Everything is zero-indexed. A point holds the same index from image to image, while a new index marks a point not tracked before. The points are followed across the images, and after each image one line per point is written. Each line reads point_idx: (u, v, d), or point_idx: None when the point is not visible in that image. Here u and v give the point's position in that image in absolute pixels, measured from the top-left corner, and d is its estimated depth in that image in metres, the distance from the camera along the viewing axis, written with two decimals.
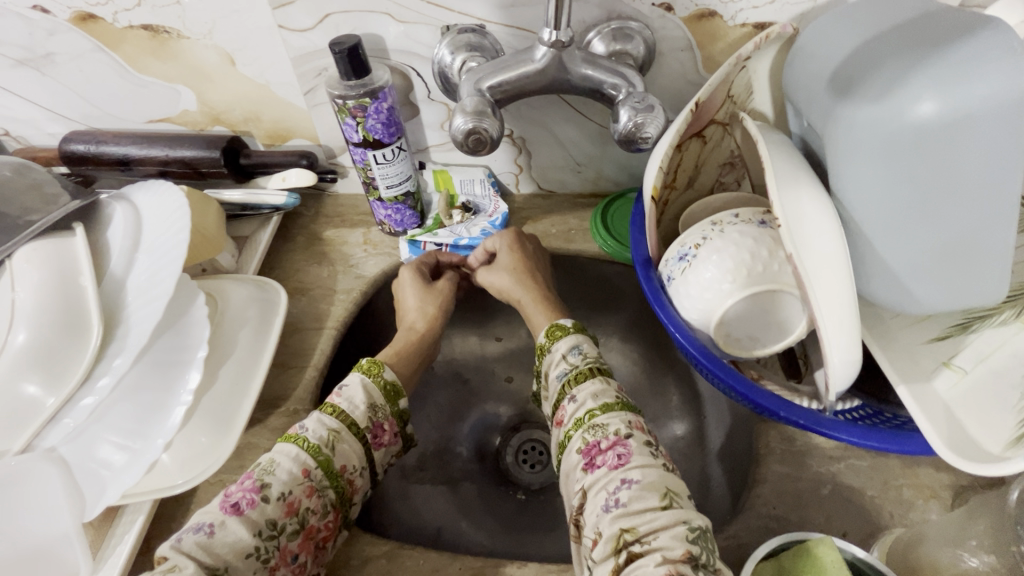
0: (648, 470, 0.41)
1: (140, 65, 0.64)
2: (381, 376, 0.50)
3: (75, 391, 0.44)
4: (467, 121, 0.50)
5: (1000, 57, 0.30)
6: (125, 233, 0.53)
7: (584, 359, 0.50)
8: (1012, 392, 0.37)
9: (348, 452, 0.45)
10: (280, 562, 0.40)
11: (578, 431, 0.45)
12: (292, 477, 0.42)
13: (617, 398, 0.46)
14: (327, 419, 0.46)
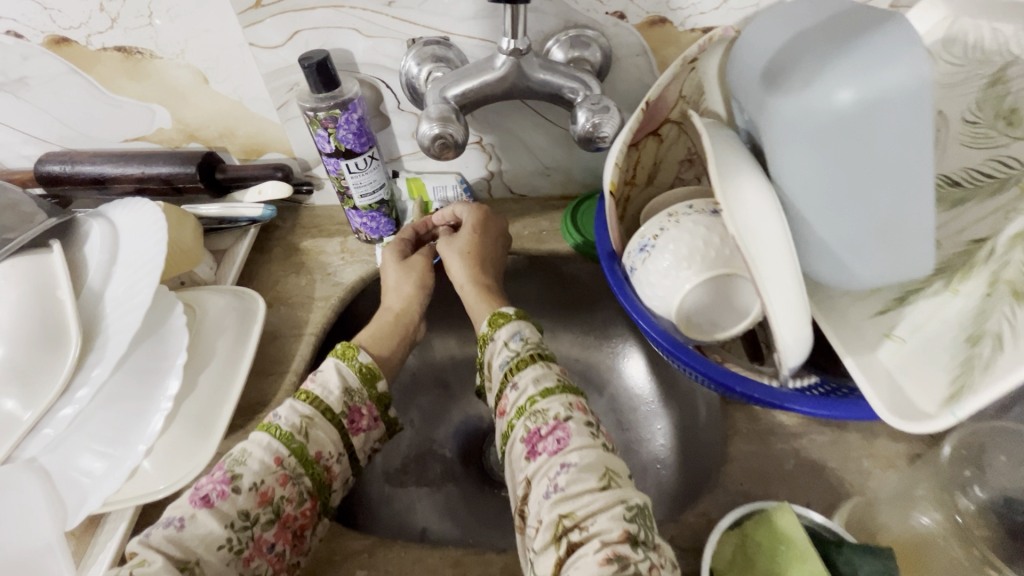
0: (586, 451, 0.41)
1: (114, 85, 0.65)
2: (357, 360, 0.51)
3: (53, 402, 0.44)
4: (433, 127, 0.52)
5: (903, 52, 0.34)
6: (102, 249, 0.55)
7: (523, 346, 0.50)
8: (944, 353, 0.39)
9: (322, 439, 0.46)
10: (256, 552, 0.40)
11: (521, 419, 0.45)
12: (264, 466, 0.42)
13: (557, 381, 0.47)
14: (300, 406, 0.46)
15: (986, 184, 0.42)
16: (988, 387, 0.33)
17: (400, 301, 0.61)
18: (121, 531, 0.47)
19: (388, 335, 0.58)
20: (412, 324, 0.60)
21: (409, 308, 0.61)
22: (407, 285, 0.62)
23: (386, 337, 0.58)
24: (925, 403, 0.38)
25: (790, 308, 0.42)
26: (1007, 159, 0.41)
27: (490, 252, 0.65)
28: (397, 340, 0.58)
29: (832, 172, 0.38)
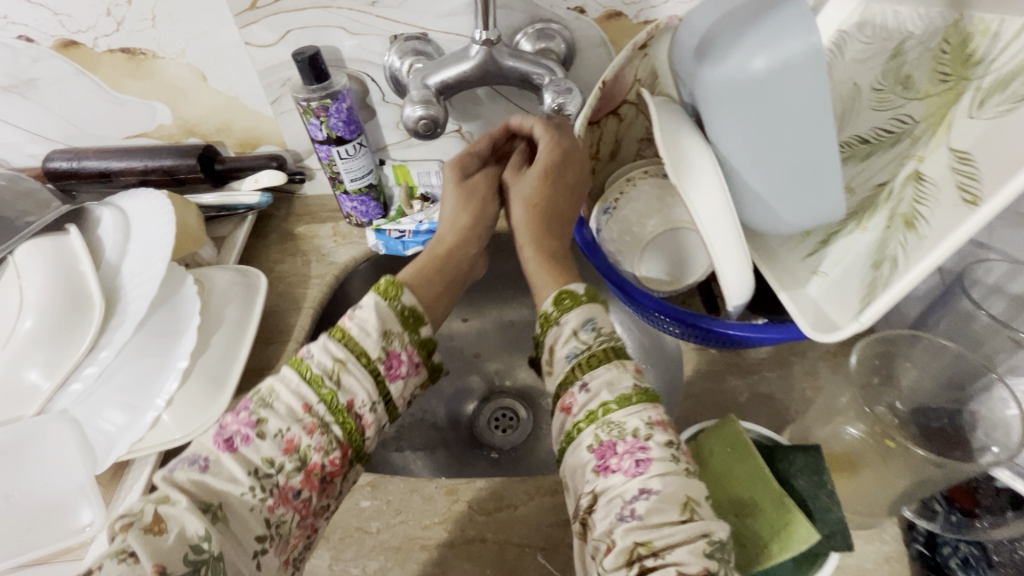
0: (669, 479, 0.37)
1: (118, 85, 0.71)
2: (400, 300, 0.48)
3: (81, 358, 0.49)
4: (417, 110, 0.58)
5: (803, 21, 0.41)
6: (116, 229, 0.59)
7: (597, 338, 0.44)
8: (855, 280, 0.46)
9: (354, 387, 0.44)
10: (280, 500, 0.40)
11: (591, 426, 0.40)
12: (290, 413, 0.42)
13: (635, 389, 0.41)
14: (333, 347, 0.45)
15: (887, 139, 0.49)
16: (884, 298, 0.40)
17: (454, 232, 0.60)
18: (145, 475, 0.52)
19: (434, 277, 0.56)
20: (464, 260, 0.59)
21: (464, 239, 0.60)
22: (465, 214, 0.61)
23: (434, 277, 0.56)
24: (842, 321, 0.45)
25: (732, 249, 0.49)
26: (902, 116, 0.48)
27: (564, 175, 0.58)
28: (444, 280, 0.56)
29: (757, 127, 0.45)
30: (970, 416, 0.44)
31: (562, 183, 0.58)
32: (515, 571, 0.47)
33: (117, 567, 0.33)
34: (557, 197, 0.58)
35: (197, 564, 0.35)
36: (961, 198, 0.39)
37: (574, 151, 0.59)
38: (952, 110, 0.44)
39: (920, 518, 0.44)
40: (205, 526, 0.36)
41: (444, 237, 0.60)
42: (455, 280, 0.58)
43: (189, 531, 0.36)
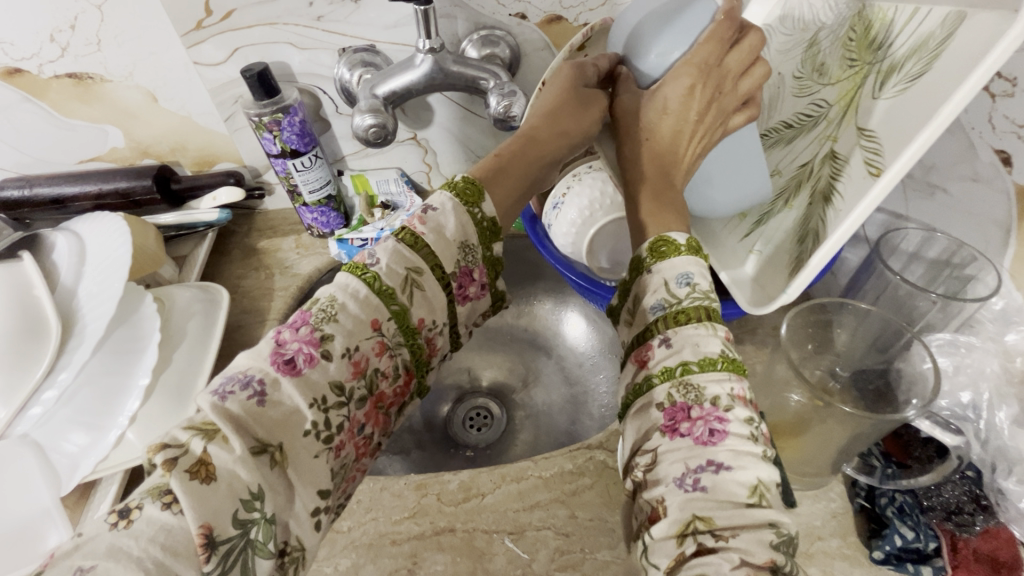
0: (744, 459, 0.34)
1: (67, 109, 0.71)
2: (479, 209, 0.48)
3: (39, 382, 0.48)
4: (366, 118, 0.60)
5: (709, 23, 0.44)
6: (71, 252, 0.59)
7: (691, 291, 0.41)
8: (784, 256, 0.50)
9: (424, 308, 0.45)
10: (347, 436, 0.39)
11: (666, 383, 0.38)
12: (358, 330, 0.41)
13: (721, 354, 0.38)
14: (407, 255, 0.44)
15: (807, 123, 0.52)
16: (805, 272, 0.44)
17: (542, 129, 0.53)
18: (113, 491, 0.54)
19: (507, 176, 0.52)
20: (542, 167, 0.55)
21: (549, 142, 0.54)
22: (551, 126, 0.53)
23: (510, 179, 0.52)
24: (773, 296, 0.49)
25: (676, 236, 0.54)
26: (819, 101, 0.51)
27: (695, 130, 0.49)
28: (518, 182, 0.53)
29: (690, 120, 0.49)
30: (897, 373, 0.48)
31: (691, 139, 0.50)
32: (484, 555, 0.48)
33: (160, 514, 0.30)
34: (683, 149, 0.50)
35: (247, 524, 0.32)
36: (868, 171, 0.43)
37: (722, 96, 0.48)
38: (858, 93, 0.47)
39: (859, 473, 0.48)
40: (259, 481, 0.33)
41: (529, 137, 0.54)
42: (526, 185, 0.54)
43: (240, 484, 0.32)
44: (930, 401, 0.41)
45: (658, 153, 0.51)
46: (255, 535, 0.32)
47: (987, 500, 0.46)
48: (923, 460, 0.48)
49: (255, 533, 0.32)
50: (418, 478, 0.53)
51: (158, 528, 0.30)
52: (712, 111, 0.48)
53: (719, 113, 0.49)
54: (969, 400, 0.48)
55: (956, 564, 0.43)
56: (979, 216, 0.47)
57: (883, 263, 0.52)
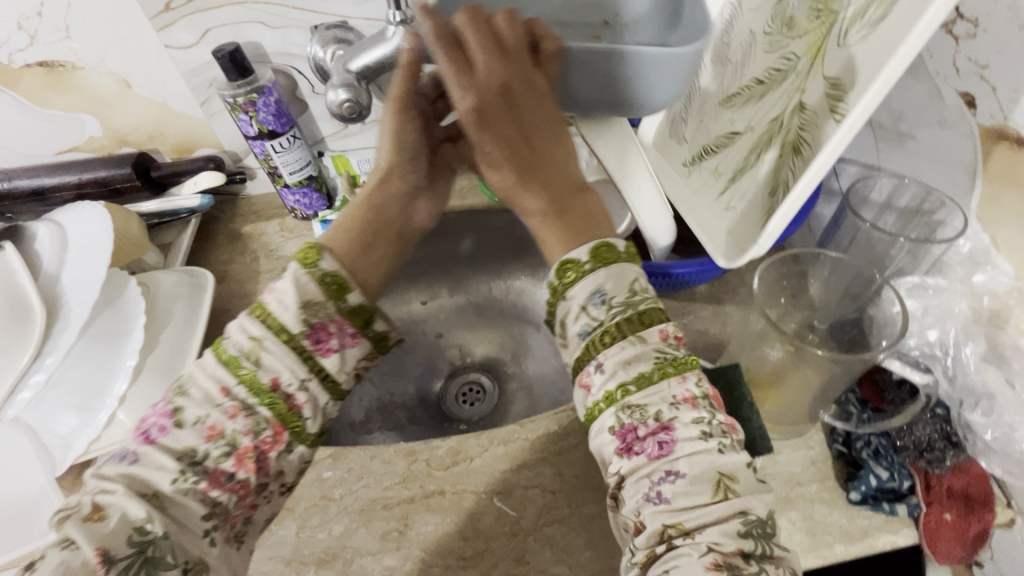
0: (697, 460, 0.36)
1: (41, 99, 0.70)
2: (319, 266, 0.45)
3: (26, 367, 0.49)
4: (339, 94, 0.60)
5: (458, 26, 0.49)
6: (52, 240, 0.59)
7: (608, 312, 0.40)
8: (757, 209, 0.50)
9: (276, 365, 0.43)
10: (213, 483, 0.40)
11: (611, 408, 0.38)
12: (207, 399, 0.42)
13: (655, 364, 0.38)
14: (252, 327, 0.44)
15: (778, 76, 0.52)
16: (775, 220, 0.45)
17: (387, 159, 0.52)
18: None
19: (359, 224, 0.51)
20: (398, 211, 0.54)
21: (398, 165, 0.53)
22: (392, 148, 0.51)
23: (358, 235, 0.51)
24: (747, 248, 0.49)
25: (652, 195, 0.54)
26: (789, 54, 0.51)
27: (524, 123, 0.46)
28: (375, 228, 0.52)
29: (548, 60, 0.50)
30: (870, 320, 0.49)
31: (530, 129, 0.46)
32: (473, 514, 0.49)
33: (59, 555, 0.34)
34: (529, 148, 0.46)
35: (143, 544, 0.36)
36: (833, 117, 0.43)
37: (525, 93, 0.45)
38: (825, 41, 0.47)
39: (836, 420, 0.49)
40: (145, 508, 0.37)
41: (387, 172, 0.53)
42: (390, 226, 0.53)
43: (130, 514, 0.36)
44: (898, 340, 0.42)
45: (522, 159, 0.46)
46: (154, 553, 0.36)
47: (958, 436, 0.48)
48: (897, 402, 0.49)
49: (152, 551, 0.36)
50: (407, 445, 0.54)
51: (58, 564, 0.34)
52: (524, 98, 0.45)
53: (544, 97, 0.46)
54: (936, 339, 0.50)
55: (930, 502, 0.45)
56: (946, 160, 0.47)
57: (854, 212, 0.53)
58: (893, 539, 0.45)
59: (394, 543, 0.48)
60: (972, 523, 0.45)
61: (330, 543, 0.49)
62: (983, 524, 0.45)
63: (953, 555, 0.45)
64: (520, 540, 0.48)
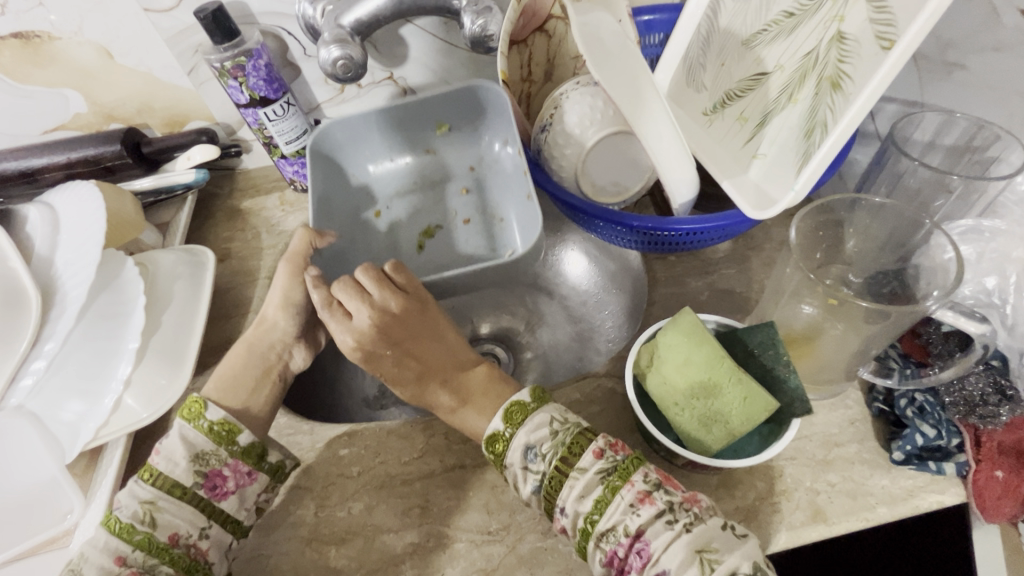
0: (673, 550, 0.37)
1: (21, 75, 0.67)
2: (204, 418, 0.46)
3: (26, 354, 0.47)
4: (332, 51, 0.57)
5: (348, 229, 0.71)
6: (43, 222, 0.56)
7: (545, 460, 0.42)
8: (792, 153, 0.47)
9: (173, 520, 0.43)
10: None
11: (591, 543, 0.39)
12: (104, 570, 0.41)
13: (603, 484, 0.40)
14: (142, 490, 0.43)
15: (810, 7, 0.47)
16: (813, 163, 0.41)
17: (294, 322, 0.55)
18: (119, 455, 0.52)
19: (246, 376, 0.52)
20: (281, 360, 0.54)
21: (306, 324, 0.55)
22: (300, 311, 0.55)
23: (242, 373, 0.52)
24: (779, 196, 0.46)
25: (673, 145, 0.50)
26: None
27: (412, 349, 0.51)
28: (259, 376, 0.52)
29: (425, 217, 0.74)
30: (913, 270, 0.46)
31: (414, 343, 0.51)
32: (497, 488, 0.48)
33: None
34: (419, 359, 0.51)
35: None
36: (880, 46, 0.39)
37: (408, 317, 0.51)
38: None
39: (876, 376, 0.46)
40: None
41: (272, 323, 0.55)
42: (273, 370, 0.54)
43: None
44: (951, 289, 0.39)
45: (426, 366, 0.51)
46: None
47: (1013, 389, 0.44)
48: (944, 356, 0.46)
49: None
50: (424, 420, 0.52)
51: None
52: (393, 329, 0.50)
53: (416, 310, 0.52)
54: (993, 286, 0.46)
55: (980, 459, 0.43)
56: (1002, 89, 0.44)
57: (899, 150, 0.49)
58: (941, 499, 0.43)
59: (415, 520, 0.47)
60: None
61: (351, 522, 0.47)
62: None
63: (1002, 513, 0.42)
64: None
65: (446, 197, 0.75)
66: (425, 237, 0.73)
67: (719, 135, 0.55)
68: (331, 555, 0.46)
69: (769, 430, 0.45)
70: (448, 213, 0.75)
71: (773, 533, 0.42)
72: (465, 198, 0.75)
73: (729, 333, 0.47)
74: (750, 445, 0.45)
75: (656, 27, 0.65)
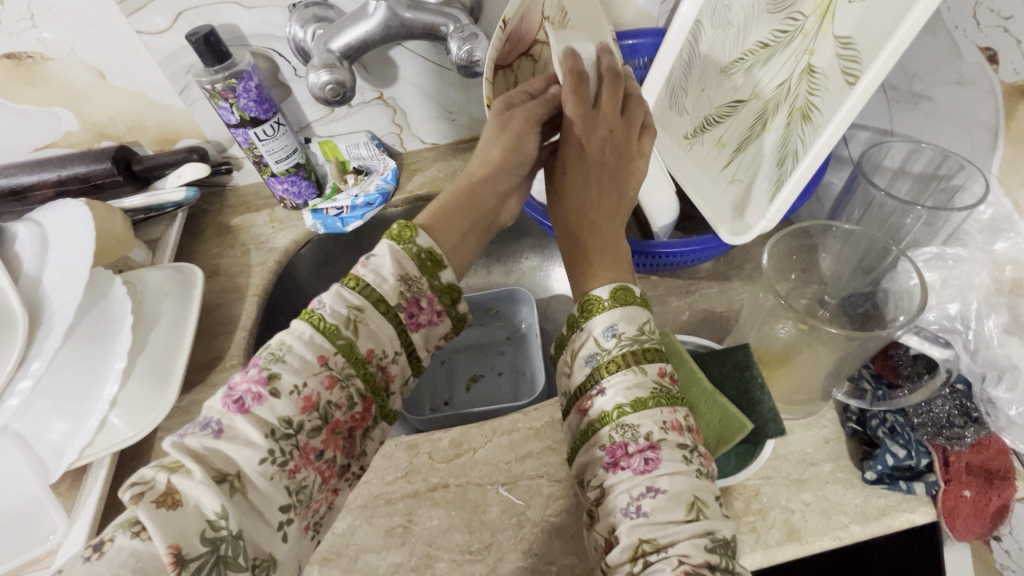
0: (677, 478, 0.36)
1: (14, 94, 0.68)
2: (414, 242, 0.47)
3: (12, 372, 0.47)
4: (321, 75, 0.58)
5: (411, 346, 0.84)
6: (32, 241, 0.57)
7: (617, 344, 0.41)
8: (765, 181, 0.49)
9: (374, 337, 0.42)
10: (303, 461, 0.37)
11: (605, 427, 0.39)
12: (305, 366, 0.39)
13: (651, 393, 0.39)
14: (350, 294, 0.43)
15: (783, 39, 0.49)
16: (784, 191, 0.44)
17: (501, 151, 0.53)
18: (103, 475, 0.52)
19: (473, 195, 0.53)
20: (492, 200, 0.54)
21: (508, 162, 0.54)
22: (508, 144, 0.53)
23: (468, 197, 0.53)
24: (754, 222, 0.48)
25: (655, 176, 0.56)
26: (795, 14, 0.48)
27: (602, 174, 0.53)
28: (468, 221, 0.52)
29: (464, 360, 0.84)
30: (883, 293, 0.47)
31: (602, 166, 0.52)
32: (479, 507, 0.48)
33: (129, 543, 0.30)
34: (594, 170, 0.53)
35: (216, 541, 0.31)
36: (846, 81, 0.42)
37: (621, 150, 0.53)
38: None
39: (850, 397, 0.48)
40: (222, 502, 0.32)
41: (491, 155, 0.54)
42: (482, 217, 0.54)
43: (205, 507, 0.32)
44: (916, 315, 0.40)
45: (600, 210, 0.53)
46: (227, 552, 0.31)
47: (978, 411, 0.46)
48: (913, 377, 0.48)
49: (224, 549, 0.31)
50: (409, 438, 0.53)
51: (129, 555, 0.29)
52: (577, 104, 0.50)
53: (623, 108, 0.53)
54: (957, 311, 0.48)
55: (948, 479, 0.44)
56: (965, 120, 0.46)
57: (867, 180, 0.51)
58: (911, 517, 0.44)
59: (399, 539, 0.47)
60: (993, 498, 0.43)
61: (334, 541, 0.47)
62: (1003, 499, 0.43)
63: (971, 532, 0.43)
64: (528, 531, 0.46)
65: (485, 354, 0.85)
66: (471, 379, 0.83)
67: (698, 160, 0.57)
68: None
69: (744, 451, 0.47)
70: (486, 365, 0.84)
71: (749, 552, 0.43)
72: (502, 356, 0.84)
73: (705, 355, 0.49)
74: (726, 466, 0.46)
75: (640, 51, 0.67)
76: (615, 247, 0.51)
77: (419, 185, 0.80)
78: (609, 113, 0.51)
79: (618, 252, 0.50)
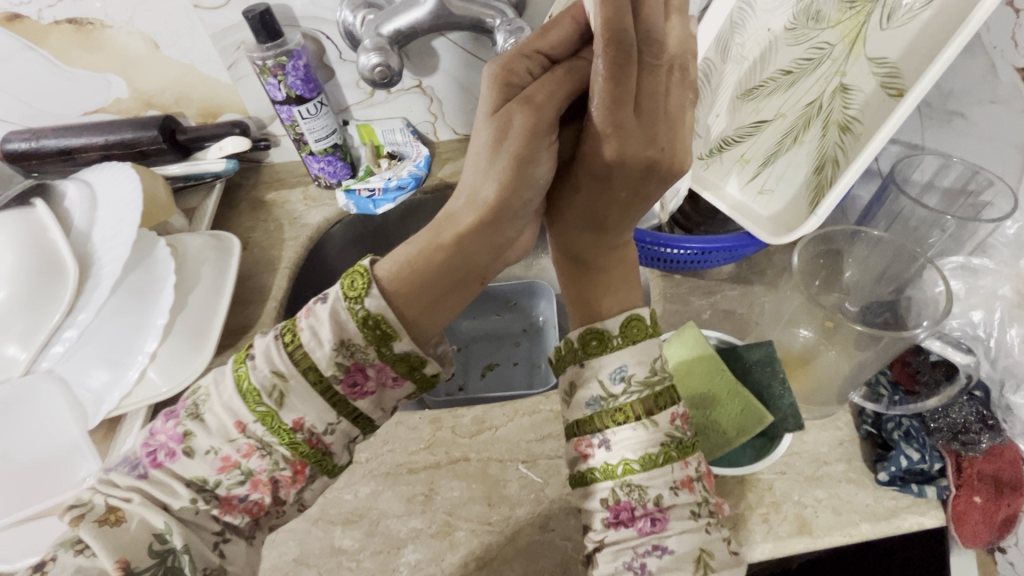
0: (686, 537, 0.37)
1: (70, 58, 0.70)
2: (362, 303, 0.39)
3: (59, 322, 0.49)
4: (371, 58, 0.61)
5: None
6: (82, 195, 0.59)
7: (626, 390, 0.39)
8: (803, 193, 0.54)
9: (302, 405, 0.38)
10: (227, 506, 0.37)
11: (610, 482, 0.38)
12: (224, 430, 0.38)
13: (660, 448, 0.38)
14: (279, 360, 0.38)
15: (808, 66, 0.53)
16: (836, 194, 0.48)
17: (496, 190, 0.42)
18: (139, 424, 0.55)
19: (459, 254, 0.42)
20: (482, 252, 0.43)
21: (506, 199, 0.42)
22: (503, 178, 0.41)
23: (454, 255, 0.42)
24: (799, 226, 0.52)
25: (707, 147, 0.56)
26: (820, 44, 0.52)
27: (620, 199, 0.43)
28: (450, 281, 0.42)
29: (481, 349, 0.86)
30: (907, 301, 0.49)
31: (625, 185, 0.42)
32: (499, 482, 0.50)
33: (74, 559, 0.33)
34: (620, 194, 0.42)
35: (164, 553, 0.34)
36: (889, 94, 0.47)
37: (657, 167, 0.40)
38: (863, 28, 0.49)
39: (866, 400, 0.49)
40: (166, 519, 0.35)
41: (479, 193, 0.42)
42: (476, 274, 0.44)
43: (150, 521, 0.35)
44: (940, 319, 0.42)
45: (613, 228, 0.46)
46: (175, 563, 0.34)
47: (994, 419, 0.47)
48: (930, 383, 0.50)
49: (174, 560, 0.34)
50: (433, 413, 0.55)
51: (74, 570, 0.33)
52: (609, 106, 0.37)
53: (665, 88, 0.38)
54: (980, 319, 0.50)
55: (959, 484, 0.45)
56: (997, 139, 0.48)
57: (897, 189, 0.53)
58: (921, 520, 0.45)
59: (419, 507, 0.49)
60: (1002, 506, 0.44)
61: (357, 504, 0.49)
62: (1011, 506, 0.44)
63: (979, 538, 0.44)
64: (545, 507, 0.48)
65: (502, 344, 0.86)
66: (486, 368, 0.84)
67: (717, 174, 0.61)
68: (336, 535, 0.48)
69: (760, 444, 0.48)
70: (500, 355, 0.85)
71: (760, 542, 0.44)
72: (517, 347, 0.86)
73: (729, 350, 0.51)
74: (742, 457, 0.47)
75: None
76: (623, 259, 0.47)
77: (451, 174, 0.82)
78: (647, 124, 0.38)
79: (624, 263, 0.47)
